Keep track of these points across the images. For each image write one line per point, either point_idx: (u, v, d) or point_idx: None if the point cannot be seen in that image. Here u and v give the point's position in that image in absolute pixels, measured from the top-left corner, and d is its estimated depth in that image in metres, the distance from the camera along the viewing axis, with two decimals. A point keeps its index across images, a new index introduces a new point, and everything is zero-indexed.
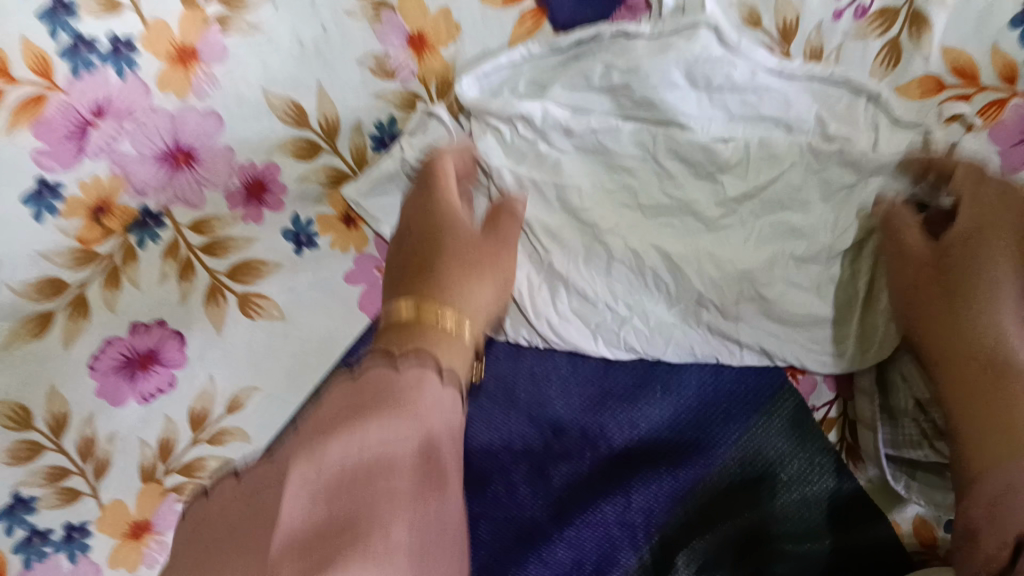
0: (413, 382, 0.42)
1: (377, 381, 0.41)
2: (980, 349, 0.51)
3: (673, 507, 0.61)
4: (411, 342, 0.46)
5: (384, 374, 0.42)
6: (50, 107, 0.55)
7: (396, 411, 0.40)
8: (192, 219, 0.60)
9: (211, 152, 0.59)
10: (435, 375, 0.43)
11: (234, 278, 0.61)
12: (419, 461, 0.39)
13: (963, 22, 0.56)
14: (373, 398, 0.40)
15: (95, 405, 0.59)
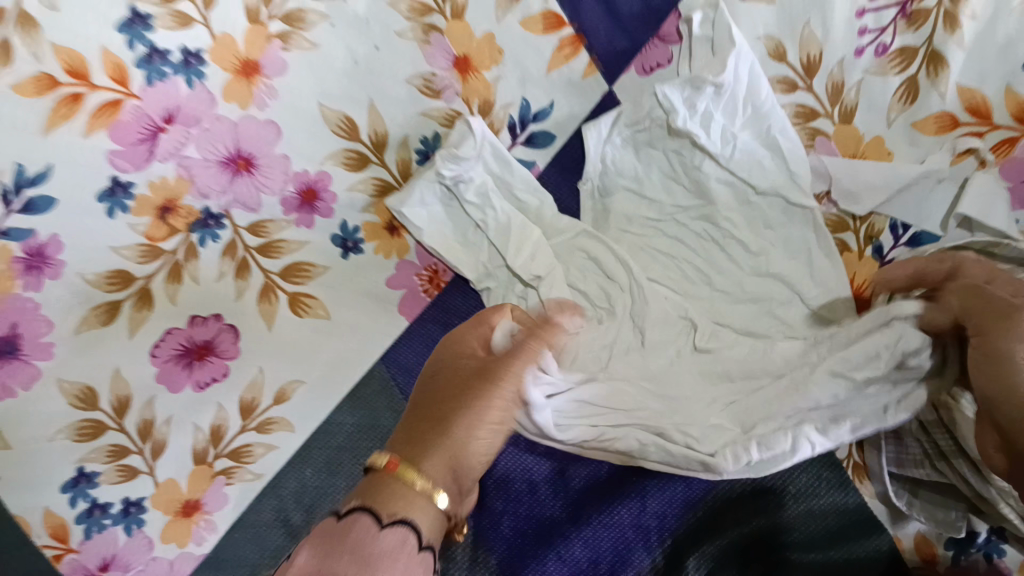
0: (398, 548, 0.39)
1: (358, 533, 0.39)
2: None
3: (684, 513, 0.65)
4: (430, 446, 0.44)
5: (366, 530, 0.39)
6: (125, 112, 0.61)
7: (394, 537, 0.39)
8: (251, 222, 0.65)
9: (269, 159, 0.64)
10: (413, 532, 0.40)
11: (286, 279, 0.66)
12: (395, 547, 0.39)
13: (980, 57, 0.58)
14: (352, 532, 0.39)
15: (155, 389, 0.64)
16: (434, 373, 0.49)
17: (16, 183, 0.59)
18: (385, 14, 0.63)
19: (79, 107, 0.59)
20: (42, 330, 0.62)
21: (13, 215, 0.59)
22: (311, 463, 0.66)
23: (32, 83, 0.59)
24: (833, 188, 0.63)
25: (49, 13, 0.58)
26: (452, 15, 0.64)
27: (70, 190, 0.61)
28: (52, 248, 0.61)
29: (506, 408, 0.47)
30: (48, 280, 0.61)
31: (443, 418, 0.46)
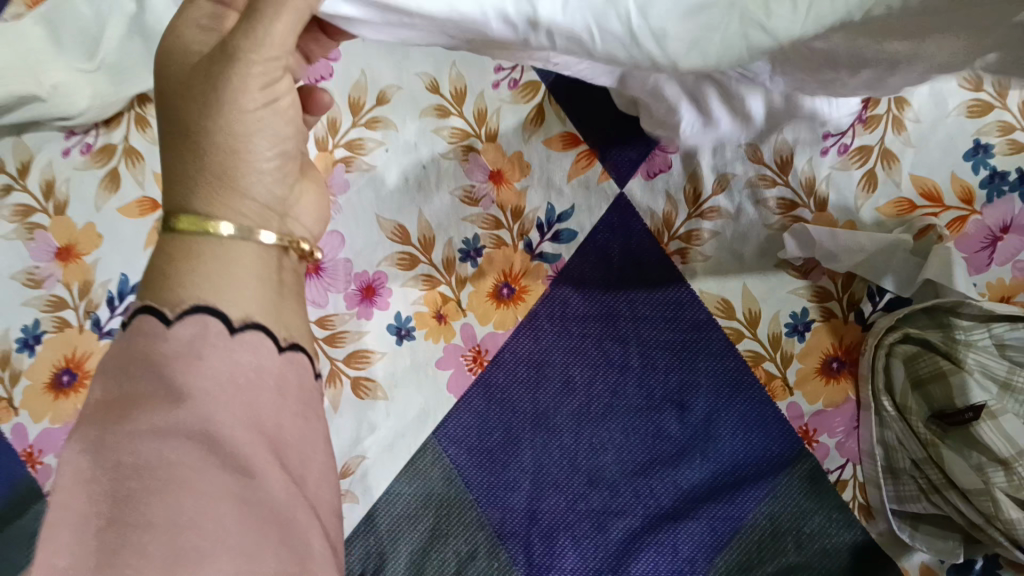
0: (198, 332, 0.45)
1: (150, 329, 0.45)
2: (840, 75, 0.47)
3: (714, 556, 0.72)
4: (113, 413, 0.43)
5: (154, 325, 0.45)
6: None
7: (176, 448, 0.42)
8: (318, 315, 0.76)
9: (334, 263, 0.76)
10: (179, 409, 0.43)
11: (348, 363, 0.76)
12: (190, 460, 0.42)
13: (925, 154, 0.73)
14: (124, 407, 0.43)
15: None
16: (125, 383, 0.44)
17: (119, 290, 0.71)
18: (431, 139, 0.77)
19: None
20: None
21: (115, 317, 0.71)
22: (373, 531, 0.73)
23: (137, 206, 0.72)
24: (818, 253, 0.73)
25: (150, 146, 0.72)
26: (486, 138, 0.77)
27: None
28: None
29: (274, 58, 0.48)
30: None
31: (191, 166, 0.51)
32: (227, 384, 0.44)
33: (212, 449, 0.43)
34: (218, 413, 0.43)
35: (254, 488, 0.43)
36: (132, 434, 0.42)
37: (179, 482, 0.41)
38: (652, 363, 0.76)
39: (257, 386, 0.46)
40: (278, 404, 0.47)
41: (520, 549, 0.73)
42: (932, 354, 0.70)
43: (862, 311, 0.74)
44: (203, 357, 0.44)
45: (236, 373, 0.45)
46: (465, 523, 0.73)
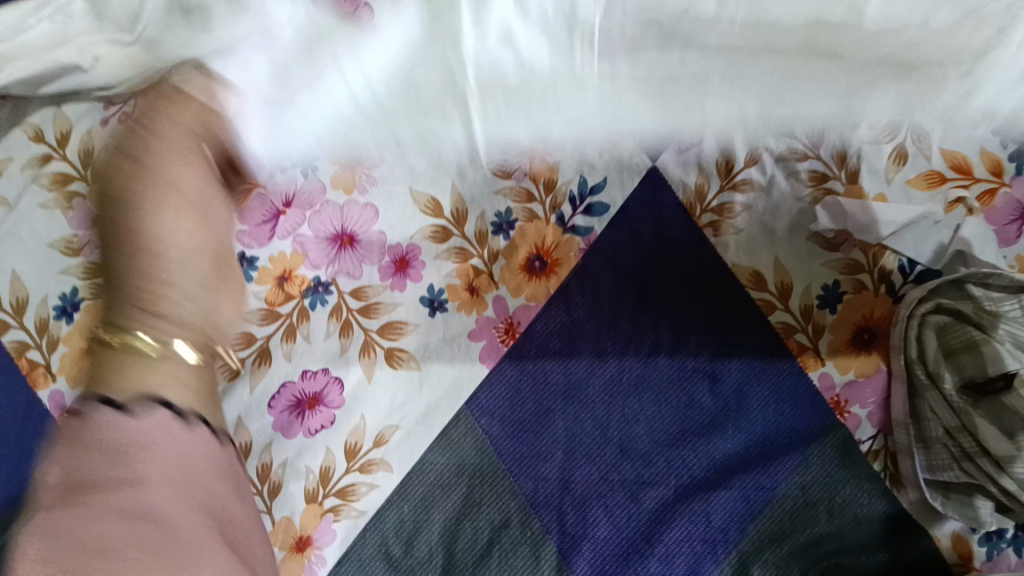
0: (157, 433, 0.55)
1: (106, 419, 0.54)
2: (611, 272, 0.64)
3: (746, 526, 0.73)
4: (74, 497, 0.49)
5: (119, 424, 0.54)
6: (252, 198, 0.74)
7: (88, 505, 0.49)
8: (352, 287, 0.76)
9: (368, 235, 0.76)
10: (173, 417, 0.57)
11: (382, 335, 0.76)
12: (134, 523, 0.50)
13: None
14: (70, 492, 0.50)
15: (273, 435, 0.73)
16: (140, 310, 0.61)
17: None
18: None
19: None
20: None
21: None
22: (406, 500, 0.74)
23: None
24: (847, 224, 0.75)
25: None
26: None
27: None
28: None
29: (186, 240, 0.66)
30: None
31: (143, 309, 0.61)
32: (173, 494, 0.53)
33: (133, 517, 0.50)
34: (150, 537, 0.50)
35: (173, 536, 0.51)
36: (89, 522, 0.48)
37: (113, 515, 0.49)
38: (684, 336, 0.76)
39: (209, 544, 0.53)
40: (197, 518, 0.54)
41: (552, 518, 0.74)
42: (965, 325, 0.70)
43: (892, 283, 0.75)
44: (146, 448, 0.53)
45: (178, 468, 0.55)
46: (498, 493, 0.74)
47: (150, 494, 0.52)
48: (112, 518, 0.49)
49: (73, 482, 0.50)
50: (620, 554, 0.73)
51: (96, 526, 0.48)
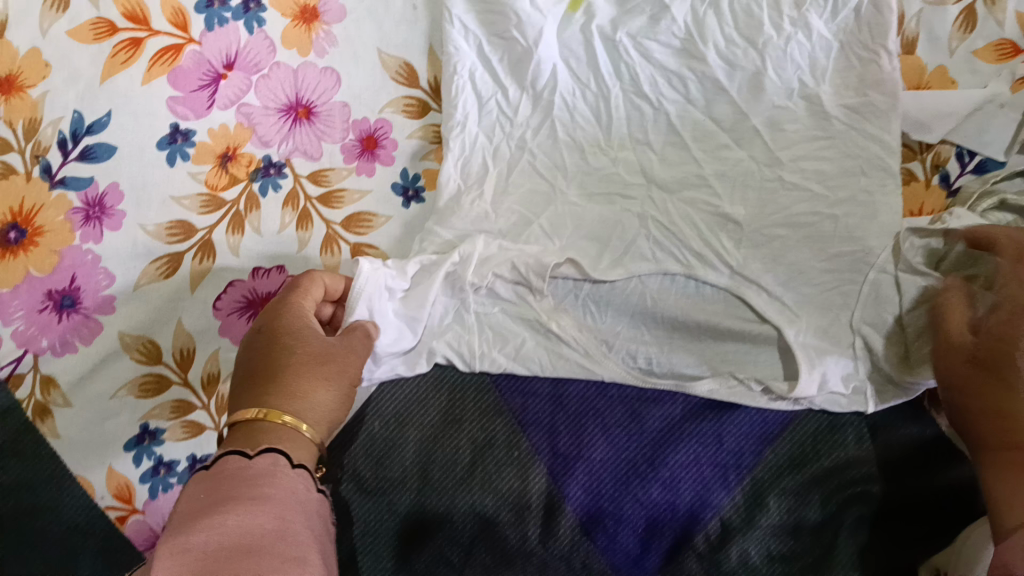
0: (272, 465, 0.45)
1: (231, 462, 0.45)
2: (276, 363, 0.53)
3: (763, 449, 0.65)
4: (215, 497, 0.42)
5: (235, 460, 0.45)
6: (186, 57, 0.60)
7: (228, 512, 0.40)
8: (311, 170, 0.64)
9: (328, 107, 0.64)
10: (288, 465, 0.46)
11: (348, 229, 0.65)
12: (258, 520, 0.41)
13: None
14: (208, 505, 0.41)
15: (219, 341, 0.62)
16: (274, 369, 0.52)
17: (74, 130, 0.58)
18: None
19: (139, 52, 0.59)
20: (101, 282, 0.59)
21: (71, 162, 0.59)
22: (378, 415, 0.66)
23: (92, 29, 0.59)
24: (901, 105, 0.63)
25: None
26: None
27: (129, 137, 0.59)
28: (111, 197, 0.59)
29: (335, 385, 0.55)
30: (108, 231, 0.59)
31: (275, 381, 0.52)
32: (297, 506, 0.43)
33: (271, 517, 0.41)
34: (279, 529, 0.41)
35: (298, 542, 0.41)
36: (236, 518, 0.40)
37: (247, 515, 0.40)
38: (700, 233, 0.65)
39: (310, 511, 0.44)
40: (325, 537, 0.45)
41: (542, 438, 0.66)
42: None
43: (946, 173, 0.64)
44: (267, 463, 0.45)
45: (293, 494, 0.44)
46: (482, 408, 0.66)
47: (270, 494, 0.43)
48: (250, 512, 0.41)
49: (205, 510, 0.41)
50: (619, 478, 0.65)
51: (219, 522, 0.40)
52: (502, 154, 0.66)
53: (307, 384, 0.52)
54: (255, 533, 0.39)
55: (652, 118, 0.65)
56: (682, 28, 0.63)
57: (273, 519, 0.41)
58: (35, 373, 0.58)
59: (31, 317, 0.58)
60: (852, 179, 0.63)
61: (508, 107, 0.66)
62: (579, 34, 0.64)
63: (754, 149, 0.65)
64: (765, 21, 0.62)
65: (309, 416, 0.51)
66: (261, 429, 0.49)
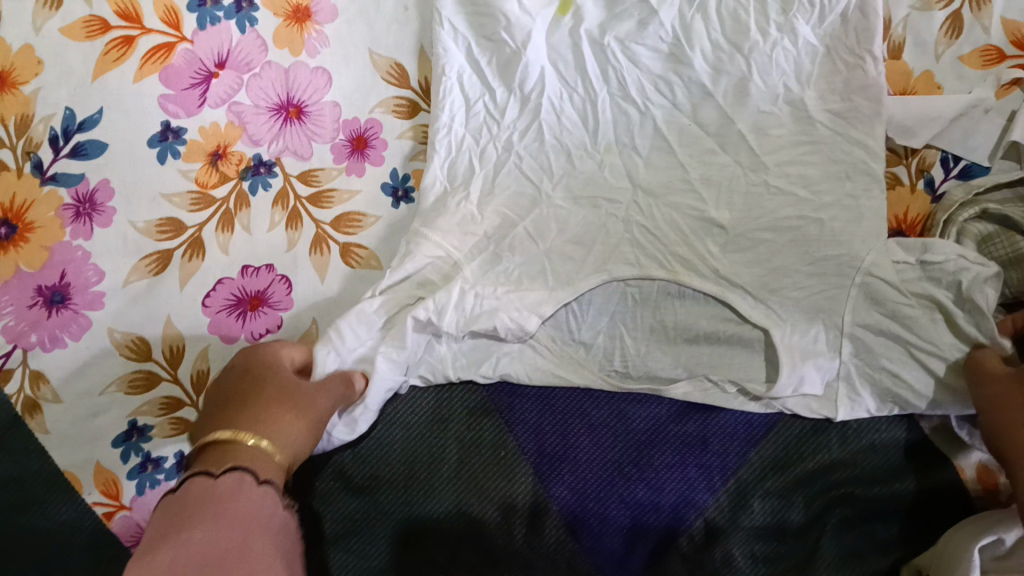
0: (234, 484, 0.44)
1: (200, 487, 0.43)
2: (255, 395, 0.52)
3: (747, 450, 0.66)
4: (170, 520, 0.40)
5: (201, 484, 0.43)
6: (177, 56, 0.60)
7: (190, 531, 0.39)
8: (301, 170, 0.65)
9: (318, 106, 0.65)
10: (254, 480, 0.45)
11: (337, 228, 0.65)
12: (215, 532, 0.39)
13: None
14: (173, 524, 0.40)
15: (208, 339, 0.62)
16: (238, 395, 0.53)
17: (64, 128, 0.59)
18: None
19: (131, 50, 0.59)
20: (90, 279, 0.60)
21: (61, 160, 0.59)
22: None
23: (84, 27, 0.59)
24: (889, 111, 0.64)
25: None
26: None
27: (120, 134, 0.60)
28: (101, 194, 0.60)
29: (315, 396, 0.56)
30: (98, 228, 0.60)
31: (237, 420, 0.50)
32: (256, 519, 0.42)
33: (233, 535, 0.40)
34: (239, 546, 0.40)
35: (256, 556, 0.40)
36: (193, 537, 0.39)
37: (210, 530, 0.39)
38: (683, 235, 0.66)
39: (278, 527, 0.44)
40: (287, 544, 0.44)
41: (529, 437, 0.67)
42: (1010, 231, 0.62)
43: (931, 178, 0.64)
44: (220, 483, 0.43)
45: (256, 510, 0.43)
46: (469, 408, 0.67)
47: (230, 509, 0.42)
48: (207, 531, 0.39)
49: (163, 531, 0.39)
50: (603, 476, 0.66)
51: (178, 539, 0.38)
52: (485, 156, 0.66)
53: (270, 416, 0.51)
54: (224, 551, 0.38)
55: (639, 123, 0.66)
56: (669, 33, 0.63)
57: (235, 534, 0.40)
58: (23, 368, 0.59)
59: (22, 313, 0.59)
60: (837, 183, 0.63)
61: (493, 109, 0.66)
62: (568, 37, 0.64)
63: (739, 155, 0.65)
64: (751, 27, 0.62)
65: (280, 444, 0.50)
66: (235, 451, 0.47)
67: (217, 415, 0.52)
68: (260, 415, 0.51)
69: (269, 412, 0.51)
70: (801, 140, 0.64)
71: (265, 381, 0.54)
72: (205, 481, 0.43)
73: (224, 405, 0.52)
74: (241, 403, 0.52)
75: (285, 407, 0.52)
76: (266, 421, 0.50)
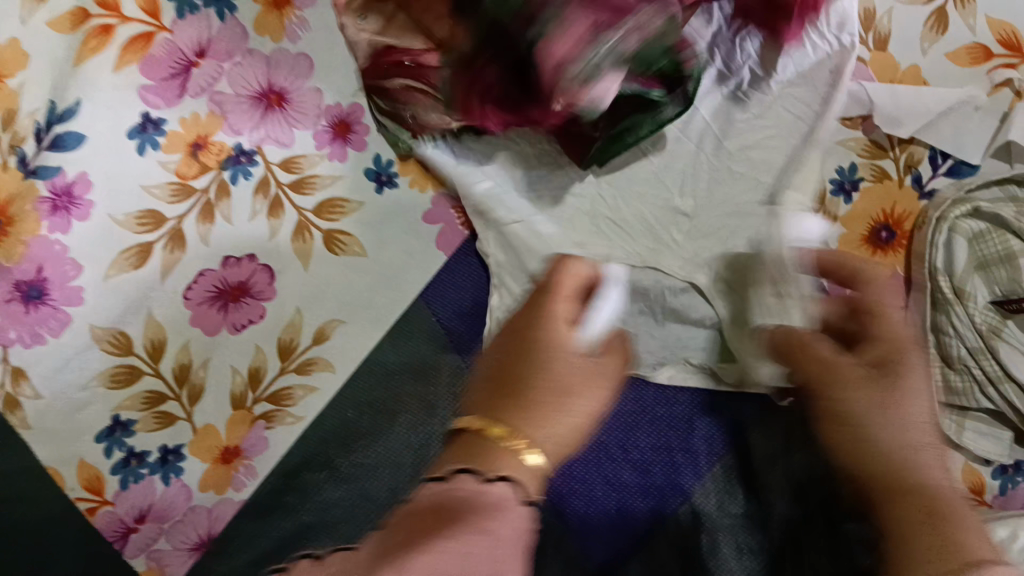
0: (505, 498, 0.38)
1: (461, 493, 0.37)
2: (511, 379, 0.42)
3: (735, 438, 0.66)
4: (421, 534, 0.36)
5: (466, 483, 0.38)
6: (156, 46, 0.60)
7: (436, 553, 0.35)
8: (282, 157, 0.63)
9: (300, 93, 0.63)
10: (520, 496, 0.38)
11: (319, 215, 0.64)
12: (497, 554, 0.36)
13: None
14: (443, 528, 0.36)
15: (190, 333, 0.61)
16: (510, 369, 0.43)
17: (47, 121, 0.58)
18: None
19: (110, 40, 0.59)
20: (69, 274, 0.59)
21: (43, 153, 0.58)
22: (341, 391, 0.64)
23: (68, 20, 0.58)
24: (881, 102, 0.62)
25: None
26: None
27: (98, 127, 0.59)
28: (80, 188, 0.59)
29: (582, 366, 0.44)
30: (75, 222, 0.59)
31: (522, 401, 0.41)
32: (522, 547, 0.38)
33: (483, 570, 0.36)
34: None
35: None
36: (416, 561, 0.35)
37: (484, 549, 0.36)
38: (651, 227, 0.65)
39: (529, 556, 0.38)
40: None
41: None
42: (1004, 232, 0.61)
43: (919, 175, 0.64)
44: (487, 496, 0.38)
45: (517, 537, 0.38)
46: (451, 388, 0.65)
47: (495, 530, 0.37)
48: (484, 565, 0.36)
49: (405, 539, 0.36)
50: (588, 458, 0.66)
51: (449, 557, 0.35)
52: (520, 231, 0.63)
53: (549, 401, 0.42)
54: None
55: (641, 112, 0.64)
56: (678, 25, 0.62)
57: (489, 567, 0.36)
58: (5, 363, 0.59)
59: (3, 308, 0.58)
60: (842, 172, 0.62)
61: (523, 184, 0.64)
62: None
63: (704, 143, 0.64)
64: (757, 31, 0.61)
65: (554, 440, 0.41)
66: (479, 446, 0.39)
67: (493, 385, 0.43)
68: (528, 399, 0.41)
69: (548, 379, 0.42)
70: (784, 136, 0.63)
71: (541, 346, 0.43)
72: (466, 481, 0.38)
73: (499, 374, 0.43)
74: (513, 381, 0.42)
75: (548, 379, 0.42)
76: (547, 420, 0.41)
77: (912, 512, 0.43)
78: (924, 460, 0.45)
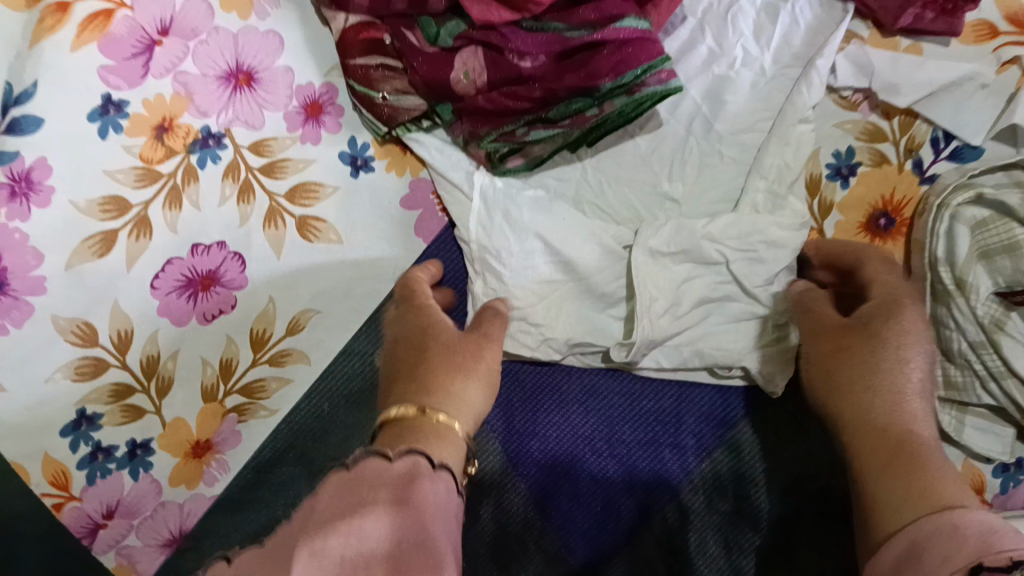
0: (409, 470, 0.39)
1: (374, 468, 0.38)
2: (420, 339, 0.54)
3: (723, 432, 0.63)
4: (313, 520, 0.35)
5: (378, 466, 0.38)
6: (117, 24, 0.56)
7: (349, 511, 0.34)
8: (252, 140, 0.61)
9: (270, 72, 0.60)
10: (427, 473, 0.39)
11: (292, 201, 0.62)
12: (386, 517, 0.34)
13: None
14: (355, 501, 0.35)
15: (158, 323, 0.59)
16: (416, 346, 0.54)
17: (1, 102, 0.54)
18: None
19: (67, 17, 0.55)
20: (29, 264, 0.56)
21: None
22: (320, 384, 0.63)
23: None
24: (873, 83, 0.59)
25: None
26: None
27: (58, 108, 0.56)
28: (39, 172, 0.55)
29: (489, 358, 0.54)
30: (35, 209, 0.56)
31: (427, 382, 0.49)
32: (446, 517, 0.38)
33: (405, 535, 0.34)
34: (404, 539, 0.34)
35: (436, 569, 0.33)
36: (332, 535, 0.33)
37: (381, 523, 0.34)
38: (638, 213, 0.62)
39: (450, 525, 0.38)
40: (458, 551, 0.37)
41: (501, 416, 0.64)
42: (1007, 220, 0.57)
43: (919, 159, 0.61)
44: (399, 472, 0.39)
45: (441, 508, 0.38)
46: None
47: (415, 504, 0.36)
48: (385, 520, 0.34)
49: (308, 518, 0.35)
50: (572, 453, 0.64)
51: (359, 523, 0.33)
52: (522, 245, 0.60)
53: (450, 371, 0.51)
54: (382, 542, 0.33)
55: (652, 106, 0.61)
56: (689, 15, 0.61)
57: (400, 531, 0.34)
58: None
59: None
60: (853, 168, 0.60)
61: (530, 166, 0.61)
62: None
63: (692, 124, 0.61)
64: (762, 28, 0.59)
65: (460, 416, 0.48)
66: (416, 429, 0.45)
67: (406, 369, 0.51)
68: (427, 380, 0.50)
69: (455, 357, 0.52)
70: (772, 118, 0.60)
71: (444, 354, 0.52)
72: (384, 461, 0.39)
73: (406, 365, 0.52)
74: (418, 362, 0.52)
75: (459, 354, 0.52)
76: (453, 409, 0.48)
77: (879, 453, 0.49)
78: (924, 439, 0.49)
